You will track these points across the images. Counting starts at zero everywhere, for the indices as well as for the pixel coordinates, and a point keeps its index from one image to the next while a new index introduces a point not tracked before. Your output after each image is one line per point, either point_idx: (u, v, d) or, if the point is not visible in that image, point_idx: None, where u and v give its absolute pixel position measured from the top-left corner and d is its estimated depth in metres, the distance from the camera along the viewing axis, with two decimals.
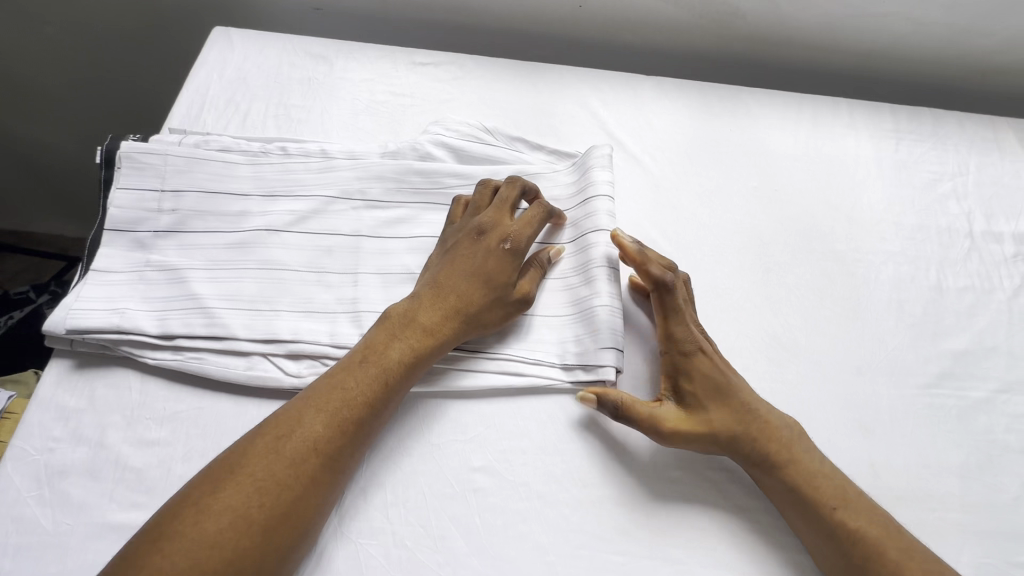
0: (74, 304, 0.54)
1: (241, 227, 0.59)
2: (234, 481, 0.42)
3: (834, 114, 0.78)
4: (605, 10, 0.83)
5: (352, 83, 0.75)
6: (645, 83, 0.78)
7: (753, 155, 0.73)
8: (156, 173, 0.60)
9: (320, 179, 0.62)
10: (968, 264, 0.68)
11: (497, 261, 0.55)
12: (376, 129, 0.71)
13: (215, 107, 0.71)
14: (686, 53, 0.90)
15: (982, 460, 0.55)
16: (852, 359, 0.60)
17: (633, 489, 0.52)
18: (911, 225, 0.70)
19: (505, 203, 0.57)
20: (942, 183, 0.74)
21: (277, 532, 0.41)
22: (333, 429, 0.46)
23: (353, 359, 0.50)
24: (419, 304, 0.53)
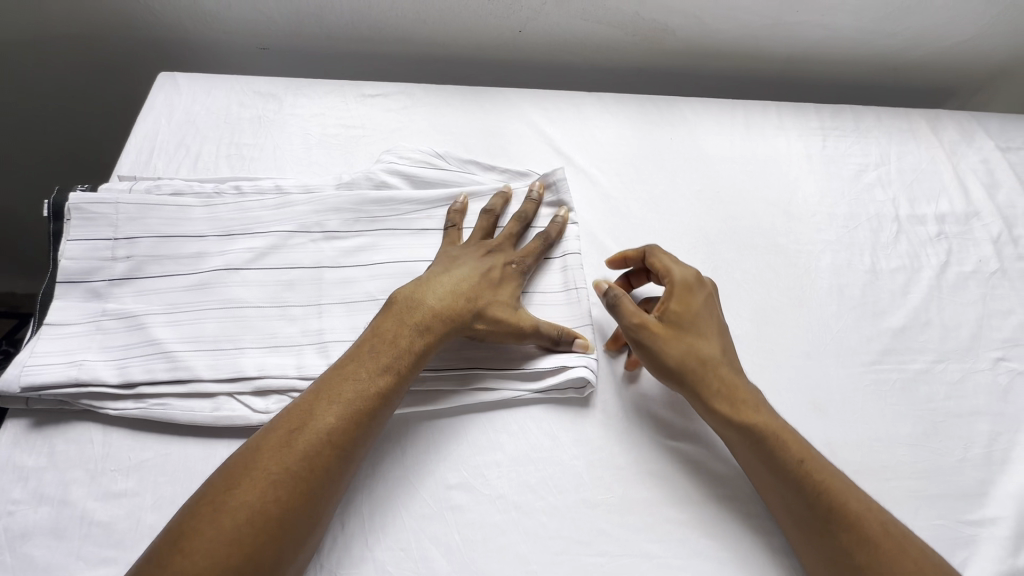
0: (28, 360, 0.53)
1: (199, 268, 0.59)
2: (250, 476, 0.42)
3: (764, 116, 0.83)
4: (543, 34, 0.87)
5: (302, 118, 0.76)
6: (587, 101, 0.82)
7: (693, 159, 0.78)
8: (106, 222, 0.59)
9: (276, 215, 0.63)
10: (897, 246, 0.73)
11: (505, 273, 0.58)
12: (329, 161, 0.73)
13: (165, 152, 0.71)
14: (623, 69, 0.95)
15: (928, 427, 0.59)
16: (800, 344, 0.64)
17: (608, 489, 0.53)
18: (843, 214, 0.75)
19: (518, 225, 0.62)
20: (868, 173, 0.80)
21: (295, 525, 0.42)
22: (344, 421, 0.46)
23: (354, 353, 0.51)
24: (426, 289, 0.55)
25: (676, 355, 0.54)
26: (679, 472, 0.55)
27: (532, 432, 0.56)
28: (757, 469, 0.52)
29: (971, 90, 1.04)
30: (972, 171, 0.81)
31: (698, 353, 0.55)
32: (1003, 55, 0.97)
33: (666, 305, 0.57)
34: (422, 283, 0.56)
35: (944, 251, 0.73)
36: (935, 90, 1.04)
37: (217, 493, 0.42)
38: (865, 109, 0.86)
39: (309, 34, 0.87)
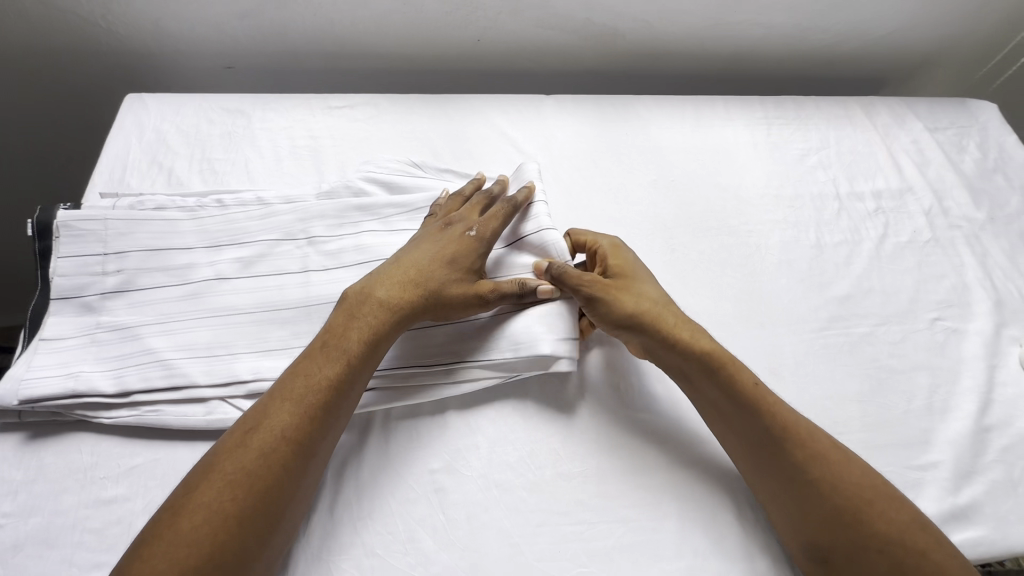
0: (25, 375, 0.54)
1: (189, 279, 0.61)
2: (207, 481, 0.44)
3: (712, 109, 0.89)
4: (501, 41, 0.91)
5: (272, 132, 0.78)
6: (545, 103, 0.86)
7: (648, 152, 0.82)
8: (95, 238, 0.61)
9: (262, 225, 0.65)
10: (839, 222, 0.79)
11: (460, 246, 0.59)
12: (302, 172, 0.75)
13: (137, 170, 0.73)
14: (580, 72, 1.00)
15: (874, 384, 0.64)
16: (756, 316, 0.68)
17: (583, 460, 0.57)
18: (790, 195, 0.81)
19: (482, 199, 0.63)
20: (810, 156, 0.85)
21: (253, 522, 0.44)
22: (299, 417, 0.48)
23: (313, 347, 0.52)
24: (376, 282, 0.56)
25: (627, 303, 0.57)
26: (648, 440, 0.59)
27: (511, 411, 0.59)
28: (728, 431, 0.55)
29: (902, 77, 1.12)
30: (904, 150, 0.88)
31: (647, 300, 0.58)
32: (927, 44, 1.05)
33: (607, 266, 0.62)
34: (377, 274, 0.57)
35: (882, 224, 0.79)
36: (871, 80, 1.12)
37: (177, 500, 0.44)
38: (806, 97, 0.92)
39: (276, 50, 0.90)
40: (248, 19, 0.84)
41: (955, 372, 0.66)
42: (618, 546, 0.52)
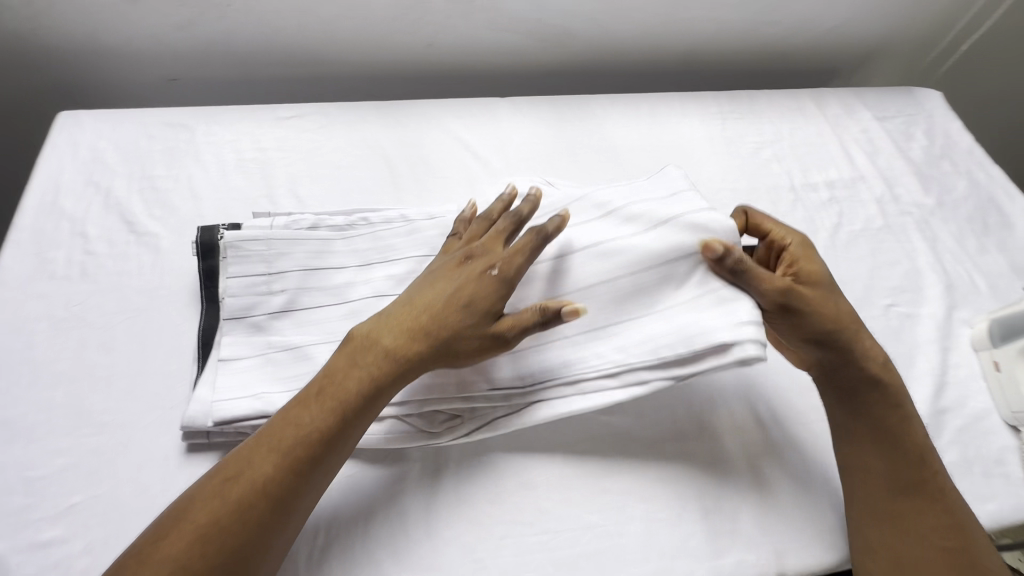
0: (155, 419, 0.58)
1: (241, 317, 0.65)
2: (173, 532, 0.48)
3: (668, 104, 0.95)
4: (459, 46, 0.99)
5: (216, 145, 0.84)
6: (502, 120, 0.89)
7: (603, 151, 0.88)
8: (200, 287, 0.66)
9: (229, 255, 0.67)
10: (797, 214, 0.86)
11: (478, 287, 0.57)
12: (248, 186, 0.81)
13: (71, 191, 0.79)
14: (532, 71, 1.06)
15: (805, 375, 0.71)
16: None
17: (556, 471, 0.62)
18: (744, 188, 0.88)
19: (505, 224, 0.62)
20: (766, 150, 0.93)
21: (221, 572, 0.47)
22: (280, 470, 0.51)
23: (324, 380, 0.56)
24: (380, 326, 0.57)
25: (829, 316, 0.63)
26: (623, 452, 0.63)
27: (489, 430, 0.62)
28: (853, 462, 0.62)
29: (845, 68, 1.23)
30: (855, 140, 0.97)
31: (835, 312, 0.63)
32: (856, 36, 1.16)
33: (798, 268, 0.65)
34: (402, 304, 0.59)
35: (812, 215, 0.87)
36: (810, 69, 1.21)
37: (145, 546, 0.47)
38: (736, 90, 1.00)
39: (221, 60, 0.96)
40: (189, 27, 0.90)
41: (912, 355, 0.75)
42: (583, 551, 0.58)
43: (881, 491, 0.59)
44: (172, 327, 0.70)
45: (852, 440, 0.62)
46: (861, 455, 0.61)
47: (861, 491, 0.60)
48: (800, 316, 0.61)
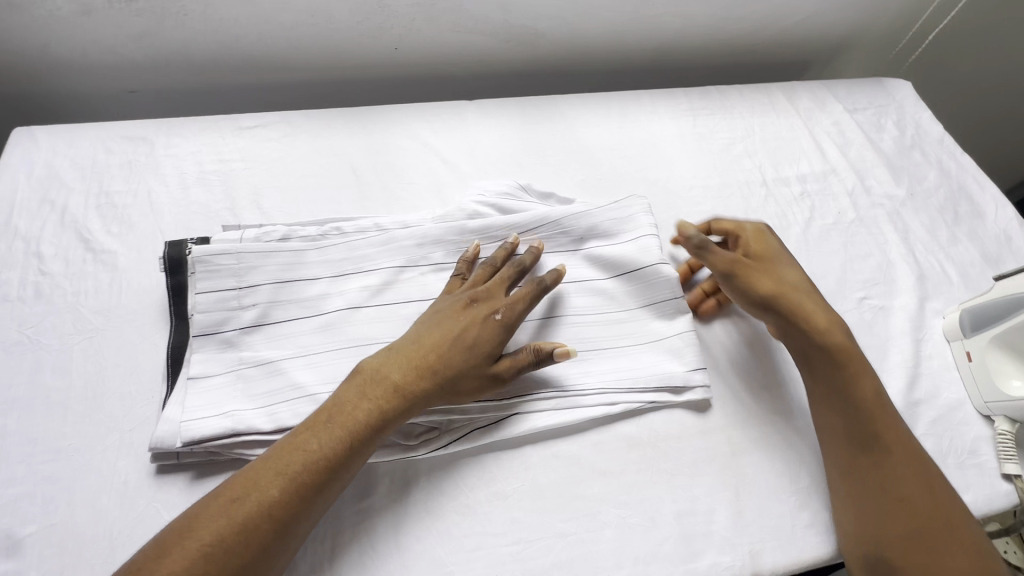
0: (182, 418, 0.50)
1: (323, 310, 0.58)
2: (250, 498, 0.43)
3: (841, 124, 0.89)
4: (614, 47, 0.91)
5: (390, 121, 0.78)
6: (654, 125, 0.84)
7: (769, 178, 0.81)
8: (230, 272, 0.57)
9: (383, 250, 0.62)
10: (1000, 256, 0.77)
11: (772, 274, 0.61)
12: (407, 170, 0.73)
13: (172, 173, 0.69)
14: (667, 64, 0.96)
15: (1013, 443, 0.60)
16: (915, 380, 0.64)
17: (719, 507, 0.55)
18: (933, 220, 0.79)
19: (747, 243, 0.64)
20: (958, 175, 0.84)
21: (263, 558, 0.42)
22: (343, 441, 0.47)
23: (374, 368, 0.51)
24: (475, 323, 0.54)
25: None
26: (778, 498, 0.56)
27: (640, 457, 0.56)
28: (899, 511, 0.50)
29: None
30: None
31: None
32: None
33: None
34: (445, 319, 0.54)
35: (959, 265, 0.75)
36: (975, 95, 1.17)
37: (225, 496, 0.43)
38: (855, 83, 0.94)
39: None
40: None
41: None
42: None
43: (924, 546, 0.49)
44: (132, 345, 0.56)
45: (898, 485, 0.51)
46: (922, 513, 0.50)
47: (904, 539, 0.49)
48: (835, 373, 0.56)
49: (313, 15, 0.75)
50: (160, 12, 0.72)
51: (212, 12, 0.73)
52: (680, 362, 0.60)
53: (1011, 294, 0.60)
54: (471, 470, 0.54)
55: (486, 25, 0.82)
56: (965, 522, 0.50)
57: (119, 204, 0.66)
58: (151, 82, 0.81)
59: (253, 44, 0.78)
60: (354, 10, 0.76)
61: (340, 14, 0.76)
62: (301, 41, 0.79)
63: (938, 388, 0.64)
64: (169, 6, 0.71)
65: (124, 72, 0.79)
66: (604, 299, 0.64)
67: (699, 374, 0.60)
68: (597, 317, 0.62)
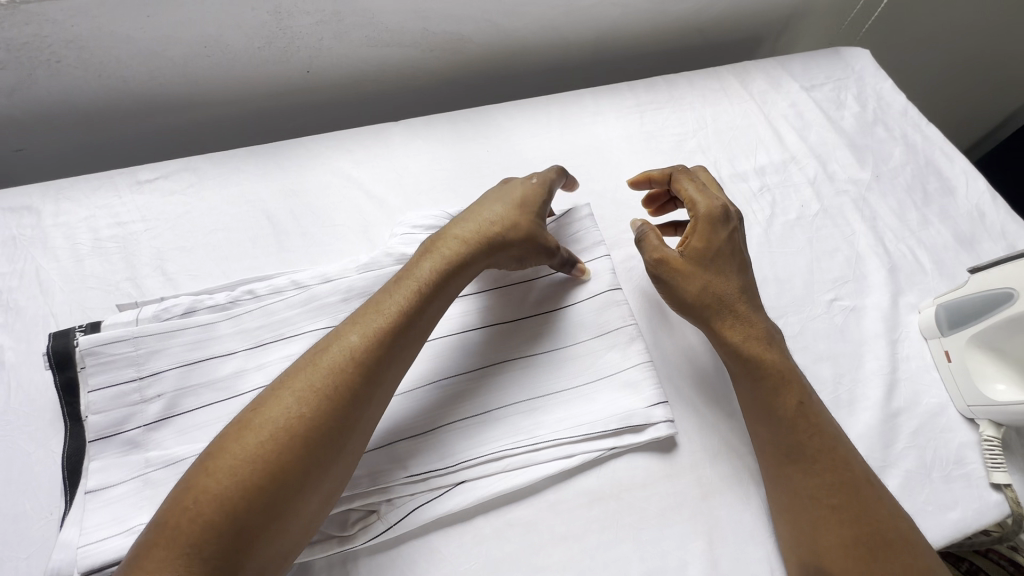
0: (80, 541, 0.45)
1: (239, 391, 0.52)
2: (339, 344, 0.46)
3: (800, 103, 0.83)
4: (551, 43, 0.83)
5: (309, 154, 0.70)
6: (599, 128, 0.78)
7: (726, 174, 0.75)
8: (127, 361, 0.50)
9: (304, 311, 0.56)
10: (975, 235, 0.72)
11: (693, 268, 0.56)
12: (332, 210, 0.67)
13: (62, 246, 0.61)
14: (610, 56, 0.89)
15: (1000, 448, 0.56)
16: (892, 387, 0.60)
17: (693, 559, 0.50)
18: (901, 201, 0.74)
19: (693, 227, 0.58)
20: (923, 147, 0.79)
21: (356, 390, 0.45)
22: (420, 289, 0.51)
23: (428, 243, 0.55)
24: (510, 189, 0.59)
25: None
26: (756, 539, 0.52)
27: (604, 513, 0.51)
28: (834, 536, 0.47)
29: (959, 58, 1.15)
30: None
31: None
32: (991, 20, 1.05)
33: None
34: (479, 203, 0.59)
35: (932, 250, 0.70)
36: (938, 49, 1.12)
37: (312, 356, 0.46)
38: (811, 56, 0.88)
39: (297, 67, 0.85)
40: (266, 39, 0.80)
41: None
42: None
43: (855, 555, 0.46)
44: (24, 457, 0.50)
45: (825, 492, 0.49)
46: (851, 521, 0.47)
47: (838, 551, 0.47)
48: (754, 385, 0.53)
49: (206, 47, 0.67)
50: (27, 62, 0.63)
51: (90, 57, 0.65)
52: (639, 397, 0.55)
53: (992, 290, 0.55)
54: (419, 555, 0.49)
55: (403, 35, 0.74)
56: (896, 520, 0.48)
57: (6, 289, 0.59)
58: (38, 137, 0.73)
59: (145, 85, 0.70)
60: (251, 36, 0.68)
61: (236, 42, 0.68)
62: (200, 77, 0.71)
63: (918, 394, 0.60)
64: (36, 55, 0.63)
65: (5, 131, 0.71)
66: (556, 336, 0.58)
67: (660, 408, 0.54)
68: (547, 355, 0.57)
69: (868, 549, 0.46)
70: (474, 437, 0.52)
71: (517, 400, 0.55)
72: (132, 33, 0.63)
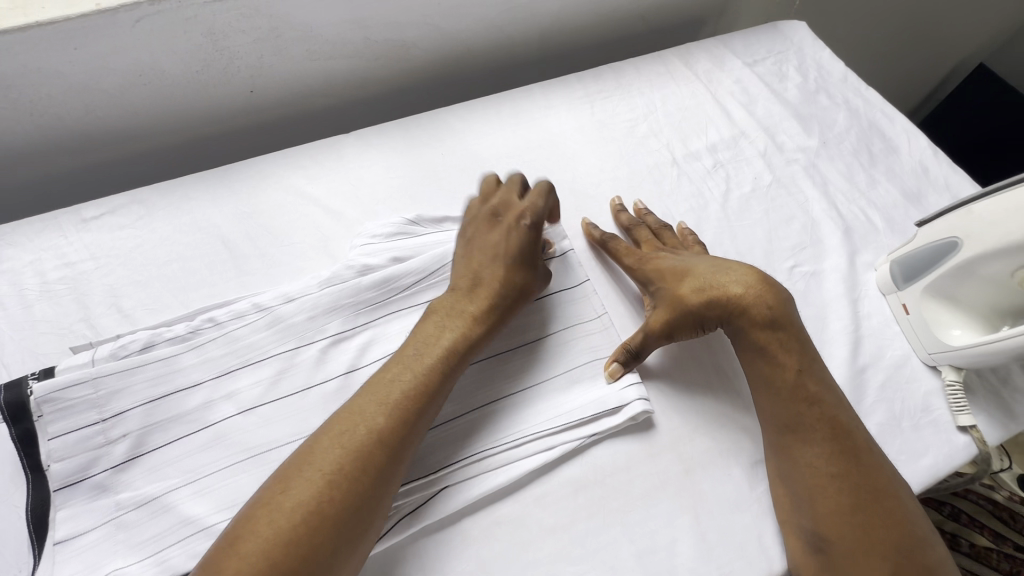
0: None
1: (209, 422, 0.51)
2: (362, 421, 0.45)
3: (744, 78, 0.84)
4: (495, 43, 0.84)
5: (260, 174, 0.69)
6: (551, 121, 0.78)
7: (680, 154, 0.76)
8: (88, 404, 0.49)
9: (268, 333, 0.55)
10: (920, 190, 0.74)
11: (678, 283, 0.57)
12: (289, 229, 0.65)
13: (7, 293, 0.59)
14: (556, 50, 0.90)
15: (963, 392, 0.58)
16: (857, 345, 0.61)
17: (682, 535, 0.51)
18: (849, 164, 0.76)
19: (645, 276, 0.61)
20: (863, 111, 0.82)
21: (384, 468, 0.44)
22: (441, 361, 0.50)
23: (438, 312, 0.54)
24: (505, 240, 0.57)
25: None
26: (740, 508, 0.53)
27: (590, 501, 0.52)
28: (831, 500, 0.48)
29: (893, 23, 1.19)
30: None
31: None
32: None
33: None
34: (476, 259, 0.57)
35: (883, 209, 0.72)
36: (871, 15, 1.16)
37: (335, 431, 0.45)
38: (750, 32, 0.90)
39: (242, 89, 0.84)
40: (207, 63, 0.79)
41: None
42: None
43: (854, 520, 0.47)
44: None
45: (826, 461, 0.50)
46: (851, 486, 0.48)
47: (836, 517, 0.48)
48: (757, 357, 0.55)
49: (142, 74, 0.66)
50: None
51: (18, 96, 0.62)
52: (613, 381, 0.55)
53: (939, 242, 0.57)
54: (408, 565, 0.48)
55: (345, 46, 0.73)
56: (895, 486, 0.49)
57: None
58: None
59: (81, 120, 0.68)
60: (188, 61, 0.66)
61: (173, 67, 0.66)
62: (139, 106, 0.69)
63: (882, 348, 0.61)
64: None
65: None
66: (528, 330, 0.59)
67: (633, 388, 0.55)
68: (520, 350, 0.58)
69: (870, 517, 0.47)
70: (455, 440, 0.52)
71: (500, 396, 0.55)
72: (62, 68, 0.61)
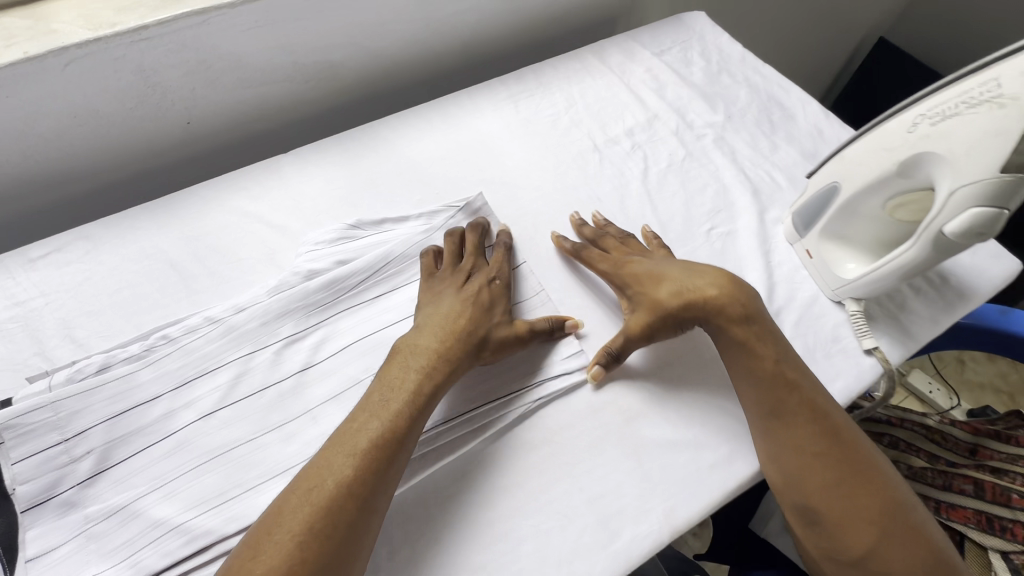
0: None
1: (171, 430, 0.53)
2: (328, 477, 0.47)
3: (654, 68, 0.92)
4: (420, 56, 0.89)
5: (203, 199, 0.72)
6: (479, 122, 0.83)
7: (601, 141, 0.82)
8: (49, 427, 0.51)
9: (222, 343, 0.58)
10: (817, 150, 0.82)
11: (657, 289, 0.62)
12: (236, 246, 0.68)
13: None
14: (480, 57, 0.96)
15: (864, 319, 0.64)
16: (771, 290, 0.68)
17: (627, 477, 0.55)
18: (752, 133, 0.84)
19: (620, 282, 0.65)
20: (761, 86, 0.90)
21: (353, 518, 0.46)
22: (408, 407, 0.52)
23: (403, 357, 0.56)
24: (477, 290, 0.62)
25: None
26: (679, 447, 0.57)
27: (541, 458, 0.56)
28: (821, 477, 0.53)
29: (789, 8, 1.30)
30: None
31: None
32: None
33: None
34: (455, 300, 0.60)
35: (785, 171, 0.80)
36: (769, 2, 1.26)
37: (302, 491, 0.46)
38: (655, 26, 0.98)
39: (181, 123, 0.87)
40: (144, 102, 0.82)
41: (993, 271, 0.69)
42: None
43: (841, 492, 0.53)
44: None
45: (812, 444, 0.55)
46: (836, 463, 0.54)
47: (824, 492, 0.53)
48: (738, 349, 0.58)
49: (76, 117, 0.68)
50: None
51: None
52: None
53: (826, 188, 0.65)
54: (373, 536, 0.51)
55: (274, 73, 0.78)
56: (874, 457, 0.55)
57: None
58: None
59: (19, 166, 0.70)
60: (120, 98, 0.69)
61: (107, 106, 0.69)
62: (77, 148, 0.72)
63: (793, 291, 0.68)
64: None
65: None
66: None
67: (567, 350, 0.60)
68: None
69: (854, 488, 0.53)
70: None
71: None
72: None
